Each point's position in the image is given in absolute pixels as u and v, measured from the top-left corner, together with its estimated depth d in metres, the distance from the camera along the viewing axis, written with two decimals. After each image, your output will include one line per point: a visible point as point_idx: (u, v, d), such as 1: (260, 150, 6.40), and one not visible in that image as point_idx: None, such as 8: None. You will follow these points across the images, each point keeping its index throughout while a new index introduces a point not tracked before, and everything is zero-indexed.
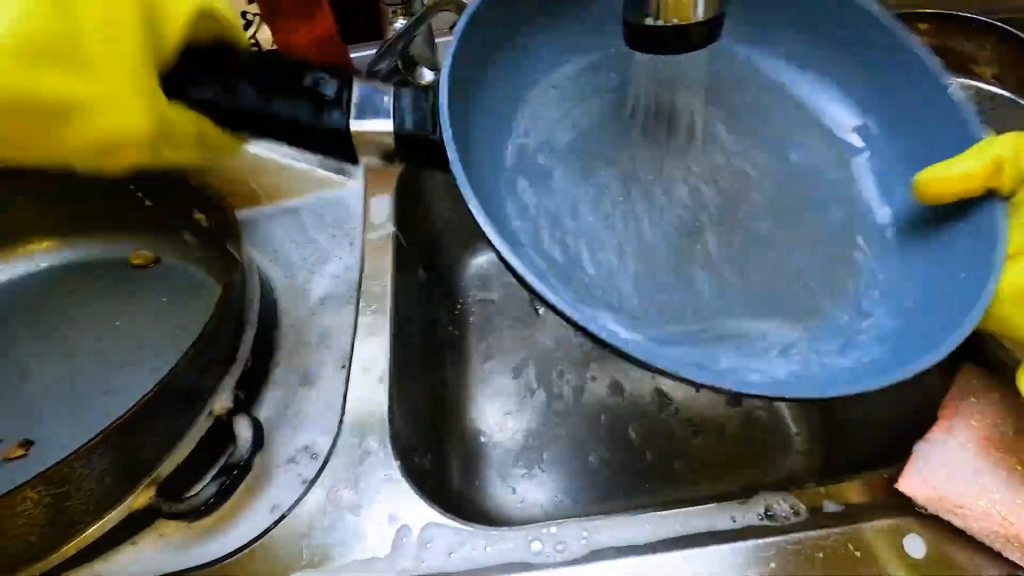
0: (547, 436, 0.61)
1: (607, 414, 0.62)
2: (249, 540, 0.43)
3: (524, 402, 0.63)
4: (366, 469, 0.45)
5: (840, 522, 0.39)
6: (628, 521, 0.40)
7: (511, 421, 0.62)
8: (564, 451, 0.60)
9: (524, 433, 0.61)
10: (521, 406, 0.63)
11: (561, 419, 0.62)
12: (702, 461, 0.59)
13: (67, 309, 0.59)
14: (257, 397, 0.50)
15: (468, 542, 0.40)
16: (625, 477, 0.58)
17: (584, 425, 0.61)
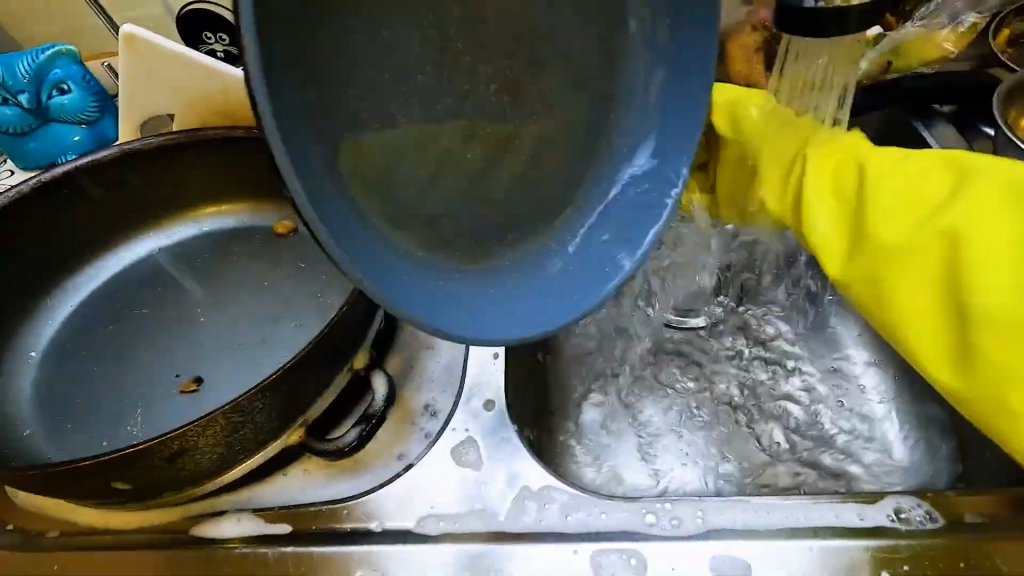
0: (673, 449, 0.59)
1: (728, 420, 0.60)
2: (384, 482, 0.47)
3: (627, 394, 0.63)
4: (486, 430, 0.49)
5: (980, 533, 0.37)
6: (745, 506, 0.40)
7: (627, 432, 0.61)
8: (660, 414, 0.61)
9: (645, 443, 0.60)
10: (625, 406, 0.62)
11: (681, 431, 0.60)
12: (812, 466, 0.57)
13: (223, 268, 0.67)
14: (385, 356, 0.54)
15: (584, 506, 0.42)
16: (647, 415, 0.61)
17: (709, 434, 0.60)
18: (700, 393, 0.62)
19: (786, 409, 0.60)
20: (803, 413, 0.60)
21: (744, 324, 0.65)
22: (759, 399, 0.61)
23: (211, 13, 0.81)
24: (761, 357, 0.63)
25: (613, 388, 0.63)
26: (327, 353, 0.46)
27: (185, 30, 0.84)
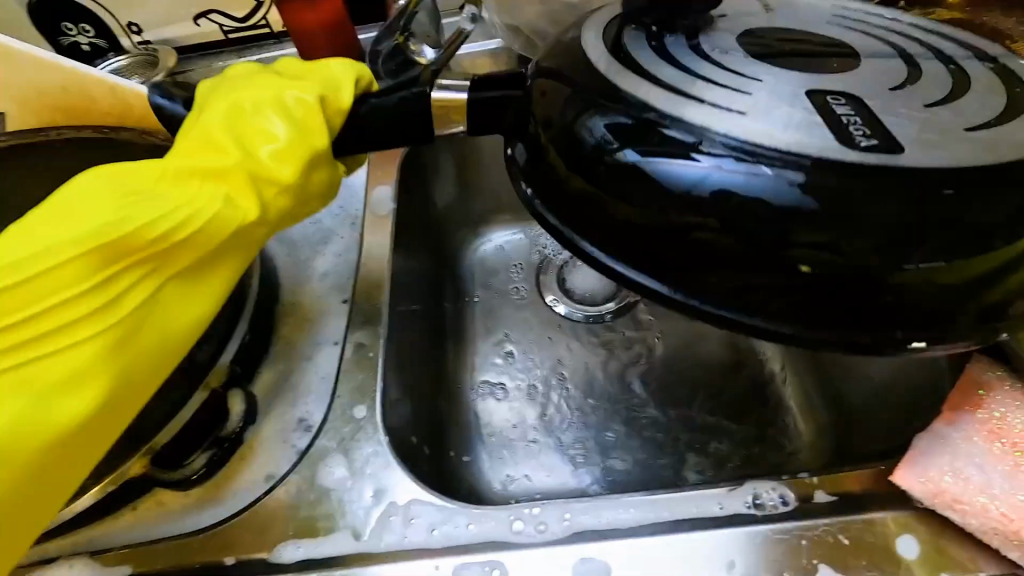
0: (568, 430, 0.60)
1: (622, 403, 0.61)
2: (243, 508, 0.44)
3: (527, 384, 0.63)
4: (356, 444, 0.46)
5: (835, 512, 0.36)
6: (610, 501, 0.39)
7: (533, 422, 0.60)
8: (511, 393, 0.63)
9: (542, 429, 0.60)
10: (526, 394, 0.62)
11: (586, 415, 0.60)
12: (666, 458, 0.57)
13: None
14: (253, 372, 0.50)
15: (450, 519, 0.40)
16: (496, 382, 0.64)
17: (605, 414, 0.60)
18: (600, 380, 0.62)
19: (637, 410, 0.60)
20: (696, 396, 0.60)
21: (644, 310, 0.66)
22: (633, 391, 0.61)
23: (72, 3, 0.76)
24: (656, 339, 0.65)
25: (515, 378, 0.64)
26: None
27: (41, 22, 0.78)
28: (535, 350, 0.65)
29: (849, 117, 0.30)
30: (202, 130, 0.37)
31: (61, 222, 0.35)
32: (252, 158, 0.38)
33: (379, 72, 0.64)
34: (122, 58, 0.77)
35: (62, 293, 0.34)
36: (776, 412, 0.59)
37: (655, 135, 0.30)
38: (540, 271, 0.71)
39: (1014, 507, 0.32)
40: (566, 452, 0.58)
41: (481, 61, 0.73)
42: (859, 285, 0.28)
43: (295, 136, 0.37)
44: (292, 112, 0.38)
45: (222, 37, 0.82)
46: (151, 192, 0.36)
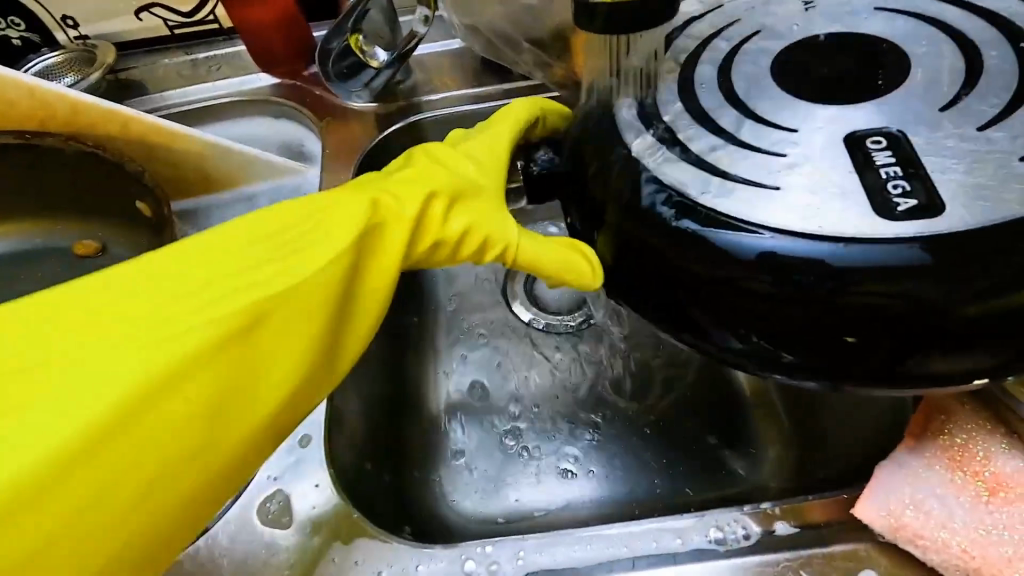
0: (529, 450, 0.57)
1: (586, 420, 0.58)
2: (174, 551, 0.41)
3: (488, 400, 0.60)
4: (299, 477, 0.43)
5: (797, 544, 0.35)
6: (568, 537, 0.37)
7: (495, 440, 0.57)
8: (473, 410, 0.59)
9: (501, 448, 0.57)
10: (486, 411, 0.59)
11: (551, 433, 0.57)
12: (631, 477, 0.55)
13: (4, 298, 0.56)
14: None
15: (397, 561, 0.38)
16: (456, 401, 0.60)
17: (568, 432, 0.57)
18: (566, 397, 0.59)
19: (603, 428, 0.57)
20: (663, 411, 0.58)
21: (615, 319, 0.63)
22: (601, 408, 0.58)
23: None
24: (624, 351, 0.61)
25: (475, 393, 0.60)
26: None
27: None
28: (499, 361, 0.61)
29: (890, 170, 0.29)
30: (356, 216, 0.35)
31: (120, 334, 0.29)
32: (411, 240, 0.37)
33: (330, 75, 0.63)
34: (55, 53, 0.72)
35: (204, 410, 0.30)
36: (746, 430, 0.56)
37: (693, 206, 0.30)
38: (508, 275, 0.67)
39: (974, 543, 0.31)
40: (528, 472, 0.56)
41: (443, 61, 0.70)
42: (847, 330, 0.28)
43: (443, 222, 0.38)
44: (448, 201, 0.39)
45: (167, 32, 0.77)
46: (305, 283, 0.33)
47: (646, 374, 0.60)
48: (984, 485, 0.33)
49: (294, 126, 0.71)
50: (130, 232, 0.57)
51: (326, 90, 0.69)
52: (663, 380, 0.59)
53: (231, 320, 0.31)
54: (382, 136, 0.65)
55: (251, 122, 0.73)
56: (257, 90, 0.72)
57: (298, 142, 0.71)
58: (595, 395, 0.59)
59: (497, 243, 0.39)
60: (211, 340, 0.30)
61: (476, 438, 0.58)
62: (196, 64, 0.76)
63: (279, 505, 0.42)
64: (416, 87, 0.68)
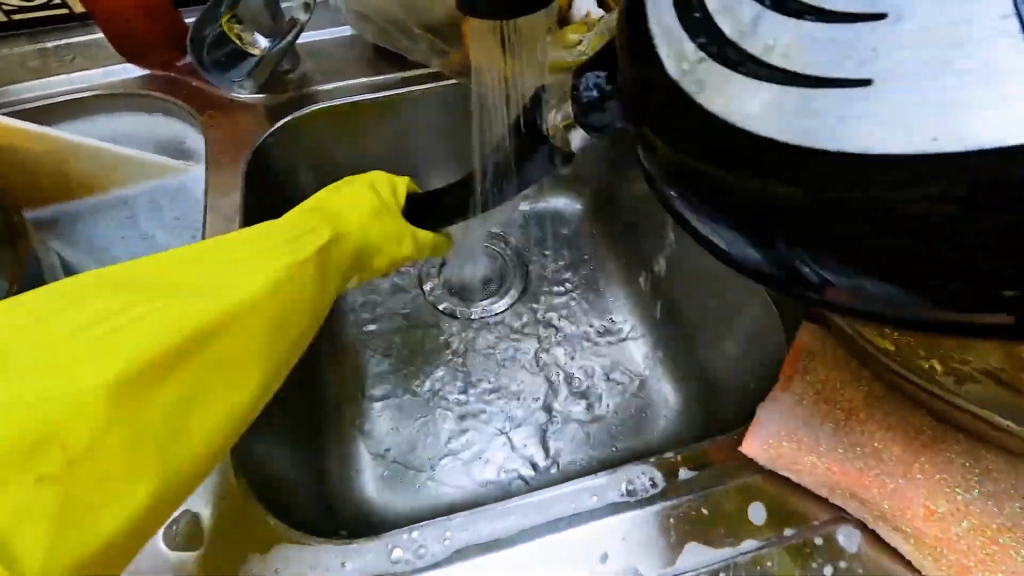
0: (484, 436, 0.57)
1: (514, 400, 0.59)
2: None
3: (418, 393, 0.59)
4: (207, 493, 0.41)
5: (697, 486, 0.39)
6: (488, 511, 0.38)
7: (418, 432, 0.57)
8: (394, 404, 0.59)
9: (446, 438, 0.57)
10: (419, 403, 0.58)
11: (477, 416, 0.58)
12: (555, 451, 0.57)
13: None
14: None
15: (322, 562, 0.37)
16: (372, 401, 0.59)
17: (515, 407, 0.58)
18: (487, 381, 0.60)
19: (549, 399, 0.59)
20: (583, 386, 0.60)
21: (544, 295, 0.64)
22: (524, 386, 0.59)
23: None
24: (560, 325, 0.63)
25: (397, 385, 0.59)
26: None
27: None
28: (419, 354, 0.61)
29: (897, 58, 0.23)
30: (363, 202, 0.45)
31: (127, 320, 0.33)
32: (351, 249, 0.44)
33: (205, 63, 0.60)
34: None
35: (178, 392, 0.34)
36: (654, 399, 0.59)
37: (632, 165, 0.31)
38: (422, 264, 0.66)
39: (836, 460, 0.37)
40: (451, 460, 0.56)
41: (334, 50, 0.67)
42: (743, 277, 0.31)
43: (371, 216, 0.45)
44: (379, 195, 0.46)
45: (5, 17, 0.67)
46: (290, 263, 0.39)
47: (581, 346, 0.62)
48: (842, 411, 0.39)
49: (170, 121, 0.65)
50: None
51: (205, 82, 0.64)
52: (583, 357, 0.61)
53: (269, 277, 0.38)
54: (272, 130, 0.62)
55: (119, 117, 0.66)
56: (123, 83, 0.65)
57: (177, 139, 0.65)
58: (514, 380, 0.60)
59: (399, 232, 0.46)
60: (207, 305, 0.35)
61: (398, 434, 0.57)
62: (46, 54, 0.67)
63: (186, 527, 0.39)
64: (305, 77, 0.65)
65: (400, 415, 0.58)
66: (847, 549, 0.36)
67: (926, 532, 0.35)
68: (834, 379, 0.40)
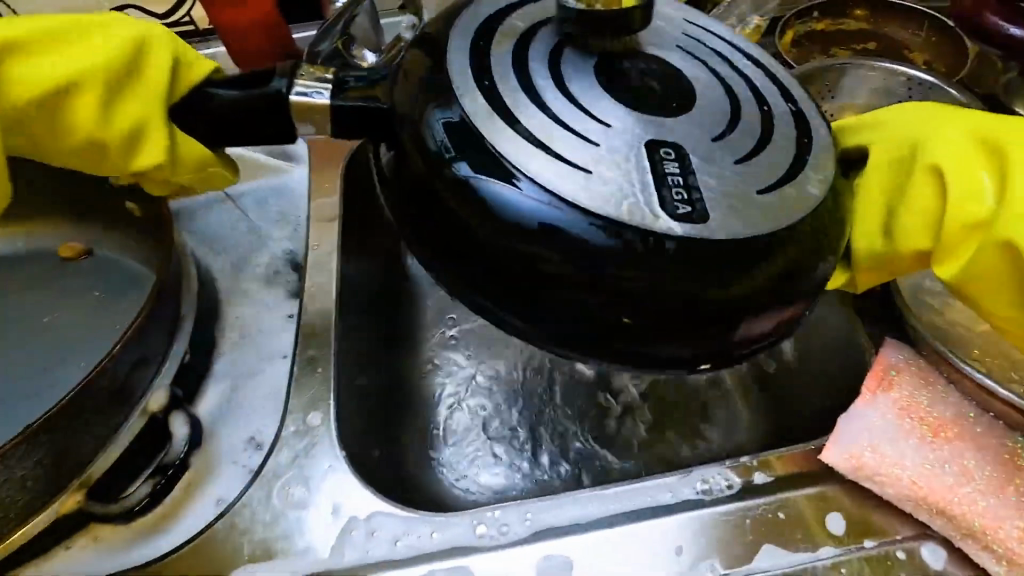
0: (533, 424, 0.60)
1: (572, 400, 0.61)
2: (193, 535, 0.42)
3: (485, 372, 0.63)
4: (310, 461, 0.45)
5: (772, 492, 0.40)
6: (569, 499, 0.40)
7: (478, 425, 0.60)
8: (458, 397, 0.62)
9: (497, 412, 0.61)
10: (481, 383, 0.62)
11: (534, 413, 0.60)
12: (614, 449, 0.58)
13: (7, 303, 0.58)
14: (197, 394, 0.49)
15: (413, 529, 0.40)
16: (439, 393, 0.62)
17: (568, 407, 0.60)
18: (543, 380, 0.62)
19: (603, 400, 0.60)
20: (651, 390, 0.61)
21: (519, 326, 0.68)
22: (583, 387, 0.61)
23: None
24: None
25: (466, 367, 0.64)
26: (106, 398, 0.41)
27: None
28: (485, 350, 0.64)
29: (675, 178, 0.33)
30: (92, 52, 0.41)
31: None
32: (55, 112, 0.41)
33: None
34: None
35: None
36: (716, 410, 0.59)
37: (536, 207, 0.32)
38: None
39: (920, 475, 0.37)
40: (512, 453, 0.58)
41: None
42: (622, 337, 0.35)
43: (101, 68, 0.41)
44: (136, 65, 0.42)
45: None
46: None
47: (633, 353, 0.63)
48: (927, 426, 0.39)
49: None
50: (124, 237, 0.60)
51: None
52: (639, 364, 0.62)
53: None
54: None
55: None
56: None
57: None
58: (573, 381, 0.62)
59: (145, 116, 0.41)
60: None
61: (460, 426, 0.60)
62: None
63: (295, 491, 0.44)
64: None
65: (463, 409, 0.61)
66: (932, 565, 0.36)
67: (1020, 552, 0.34)
68: (915, 392, 0.40)
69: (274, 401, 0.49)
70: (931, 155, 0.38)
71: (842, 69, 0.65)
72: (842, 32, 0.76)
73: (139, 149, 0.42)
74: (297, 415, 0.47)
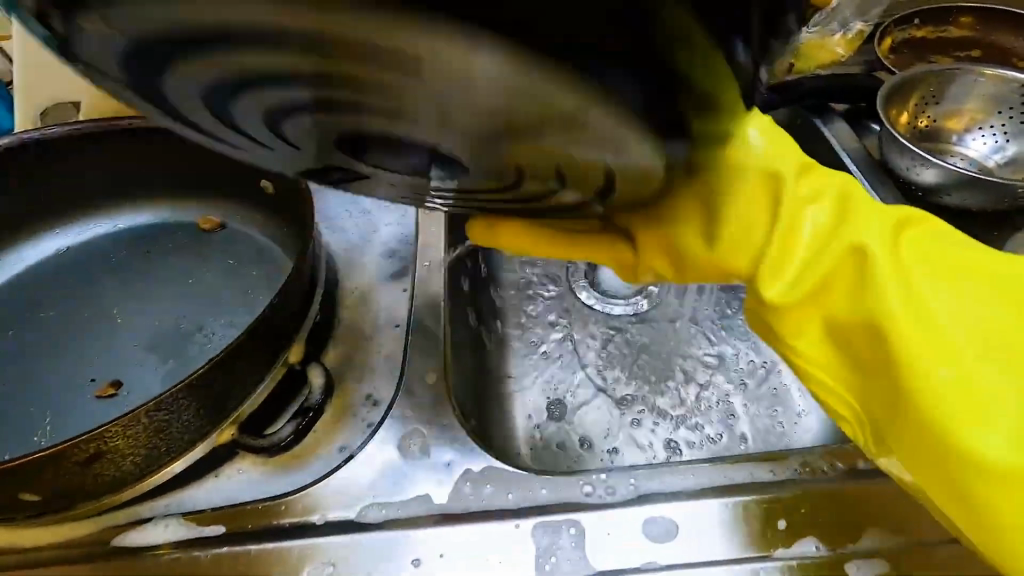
0: (619, 406, 0.62)
1: (657, 388, 0.63)
2: (323, 475, 0.47)
3: (569, 357, 0.66)
4: (426, 418, 0.49)
5: (871, 479, 0.41)
6: (673, 470, 0.43)
7: (566, 404, 0.63)
8: (547, 378, 0.65)
9: (581, 385, 0.64)
10: (567, 361, 0.66)
11: (620, 395, 0.63)
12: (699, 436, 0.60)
13: (144, 266, 0.63)
14: (322, 353, 0.54)
15: (525, 483, 0.44)
16: (530, 372, 0.66)
17: (652, 393, 0.63)
18: (628, 367, 0.65)
19: (684, 390, 0.63)
20: (732, 384, 0.63)
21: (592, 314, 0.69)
22: (667, 378, 0.64)
23: None
24: (711, 323, 0.67)
25: (550, 347, 0.67)
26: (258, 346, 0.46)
27: None
28: (571, 336, 0.67)
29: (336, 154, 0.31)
30: None
31: None
32: None
33: None
34: None
35: None
36: (795, 396, 0.62)
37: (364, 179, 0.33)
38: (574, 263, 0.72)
39: None
40: (600, 430, 0.61)
41: None
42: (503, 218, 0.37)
43: None
44: None
45: None
46: None
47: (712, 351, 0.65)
48: None
49: None
50: (254, 212, 0.66)
51: None
52: (721, 361, 0.65)
53: None
54: None
55: None
56: None
57: None
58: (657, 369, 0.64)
59: None
60: None
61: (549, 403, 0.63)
62: None
63: (413, 443, 0.48)
64: None
65: (550, 389, 0.64)
66: None
67: None
68: None
69: (389, 364, 0.54)
70: (776, 178, 0.41)
71: (948, 75, 0.65)
72: (944, 40, 0.75)
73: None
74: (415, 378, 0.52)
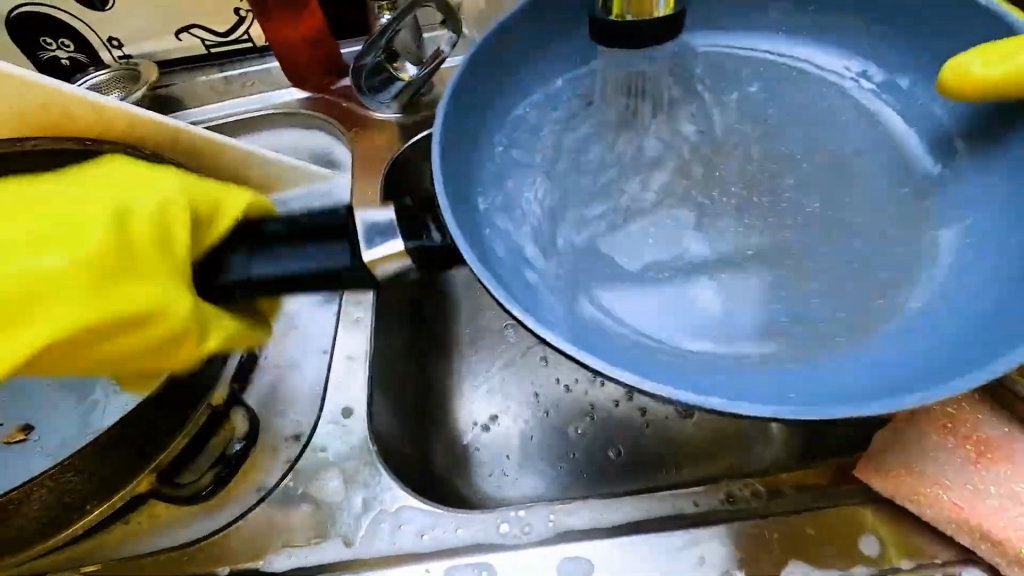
0: (565, 428, 0.60)
1: (607, 409, 0.60)
2: (234, 519, 0.45)
3: (516, 377, 0.63)
4: (344, 455, 0.47)
5: (803, 506, 0.39)
6: (594, 504, 0.41)
7: (513, 428, 0.60)
8: (493, 401, 0.62)
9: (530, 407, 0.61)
10: (514, 381, 0.63)
11: (568, 417, 0.60)
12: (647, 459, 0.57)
13: None
14: (243, 387, 0.51)
15: (440, 523, 0.42)
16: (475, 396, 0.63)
17: (601, 414, 0.60)
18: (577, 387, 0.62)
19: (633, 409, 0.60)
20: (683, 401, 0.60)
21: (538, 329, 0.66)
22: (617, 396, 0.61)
23: (46, 17, 0.72)
24: None
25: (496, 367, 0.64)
26: None
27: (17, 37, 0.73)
28: (518, 355, 0.64)
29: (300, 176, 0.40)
30: None
31: None
32: None
33: (362, 87, 0.69)
34: (102, 73, 0.74)
35: None
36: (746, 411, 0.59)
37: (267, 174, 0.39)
38: None
39: (962, 496, 0.36)
40: (550, 455, 0.58)
41: None
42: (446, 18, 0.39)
43: None
44: None
45: (204, 51, 0.78)
46: None
47: None
48: (973, 446, 0.37)
49: (319, 134, 0.75)
50: None
51: (354, 103, 0.73)
52: None
53: None
54: (406, 146, 0.69)
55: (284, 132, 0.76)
56: (288, 103, 0.75)
57: (323, 149, 0.75)
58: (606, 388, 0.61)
59: None
60: None
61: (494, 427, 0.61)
62: (230, 81, 0.78)
63: (328, 482, 0.46)
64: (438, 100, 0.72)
65: (497, 412, 0.62)
66: None
67: None
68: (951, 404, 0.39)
69: (312, 396, 0.51)
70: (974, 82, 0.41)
71: None
72: None
73: (145, 361, 0.37)
74: (336, 410, 0.50)
